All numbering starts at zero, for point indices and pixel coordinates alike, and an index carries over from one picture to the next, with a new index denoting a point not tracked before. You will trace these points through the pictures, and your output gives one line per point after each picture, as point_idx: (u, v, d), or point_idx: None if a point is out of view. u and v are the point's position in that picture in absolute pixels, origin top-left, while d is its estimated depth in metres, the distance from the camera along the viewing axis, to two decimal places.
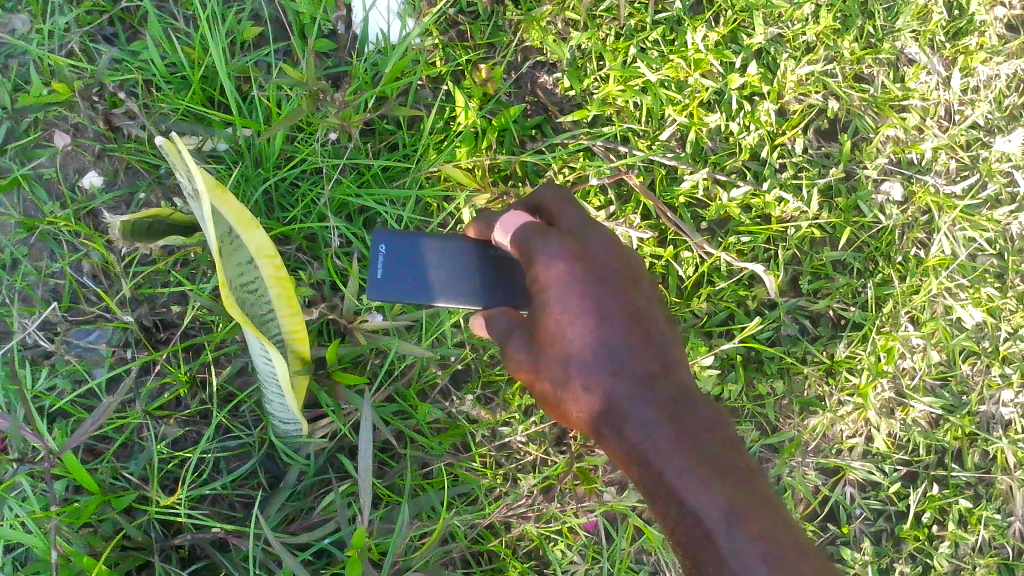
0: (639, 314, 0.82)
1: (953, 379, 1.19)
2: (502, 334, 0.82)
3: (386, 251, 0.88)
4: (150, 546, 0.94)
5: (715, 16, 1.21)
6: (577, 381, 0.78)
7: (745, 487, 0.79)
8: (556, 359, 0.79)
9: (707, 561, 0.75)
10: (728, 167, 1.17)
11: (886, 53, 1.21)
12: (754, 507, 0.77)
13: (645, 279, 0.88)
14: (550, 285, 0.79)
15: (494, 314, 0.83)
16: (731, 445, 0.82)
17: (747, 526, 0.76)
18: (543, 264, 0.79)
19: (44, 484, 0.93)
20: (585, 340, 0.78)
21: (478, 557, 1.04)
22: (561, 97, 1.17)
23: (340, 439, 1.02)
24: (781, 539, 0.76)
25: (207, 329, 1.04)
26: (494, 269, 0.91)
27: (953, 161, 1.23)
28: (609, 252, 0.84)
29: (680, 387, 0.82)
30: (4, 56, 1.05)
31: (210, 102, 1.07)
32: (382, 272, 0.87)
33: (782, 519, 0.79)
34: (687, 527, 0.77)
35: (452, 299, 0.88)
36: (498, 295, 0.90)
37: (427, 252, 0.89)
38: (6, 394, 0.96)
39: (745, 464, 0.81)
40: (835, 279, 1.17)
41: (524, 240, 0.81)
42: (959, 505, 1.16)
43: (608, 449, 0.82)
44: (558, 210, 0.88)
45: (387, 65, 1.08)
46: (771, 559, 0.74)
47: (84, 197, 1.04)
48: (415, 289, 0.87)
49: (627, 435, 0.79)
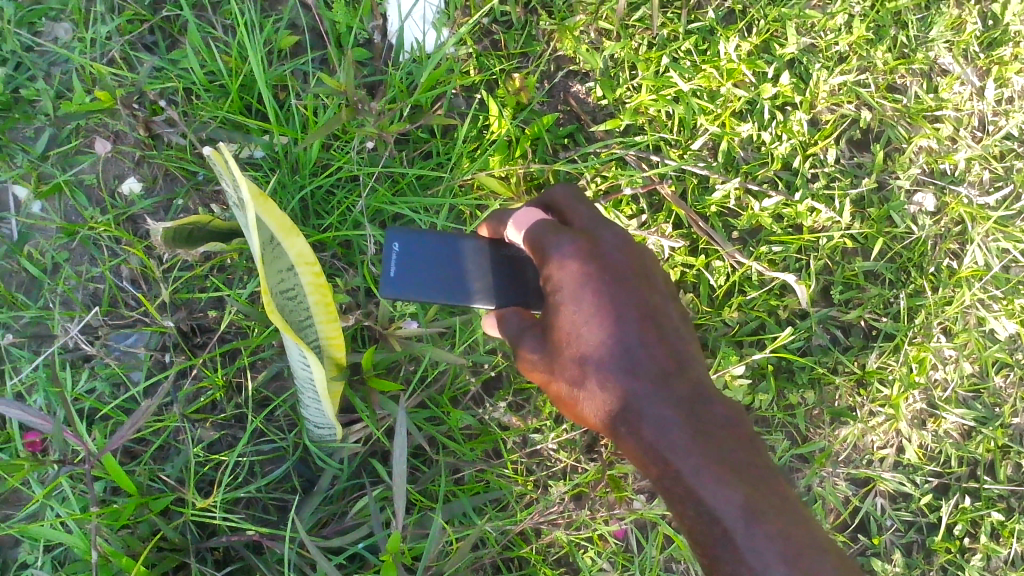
0: (653, 313, 0.82)
1: (986, 391, 1.19)
2: (516, 334, 0.83)
3: (399, 249, 0.88)
4: (186, 548, 0.95)
5: (748, 26, 1.21)
6: (592, 380, 0.79)
7: (762, 484, 0.79)
8: (571, 359, 0.79)
9: (725, 560, 0.76)
10: (760, 176, 1.17)
11: (920, 64, 1.21)
12: (772, 505, 0.78)
13: (660, 275, 0.87)
14: (564, 285, 0.79)
15: (506, 313, 0.85)
16: (749, 442, 0.82)
17: (764, 525, 0.76)
18: (557, 263, 0.80)
19: (83, 485, 0.94)
20: (599, 339, 0.79)
21: (509, 563, 1.05)
22: (594, 106, 1.18)
23: (374, 444, 1.03)
24: (799, 537, 0.77)
25: (243, 334, 1.05)
26: (507, 268, 0.91)
27: (986, 172, 1.22)
28: (623, 249, 0.84)
29: (696, 385, 0.82)
30: (47, 64, 1.07)
31: (248, 109, 1.09)
32: (395, 271, 0.88)
33: (800, 516, 0.79)
34: (704, 526, 0.78)
35: (465, 298, 0.89)
36: (511, 293, 0.90)
37: (439, 250, 0.90)
38: (47, 395, 0.99)
39: (762, 461, 0.82)
40: (867, 290, 1.17)
41: (539, 238, 0.82)
42: (991, 518, 1.15)
43: (625, 447, 0.82)
44: (571, 208, 0.88)
45: (422, 73, 1.09)
46: (788, 558, 0.75)
47: (124, 204, 1.05)
48: (427, 288, 0.88)
49: (642, 434, 0.80)
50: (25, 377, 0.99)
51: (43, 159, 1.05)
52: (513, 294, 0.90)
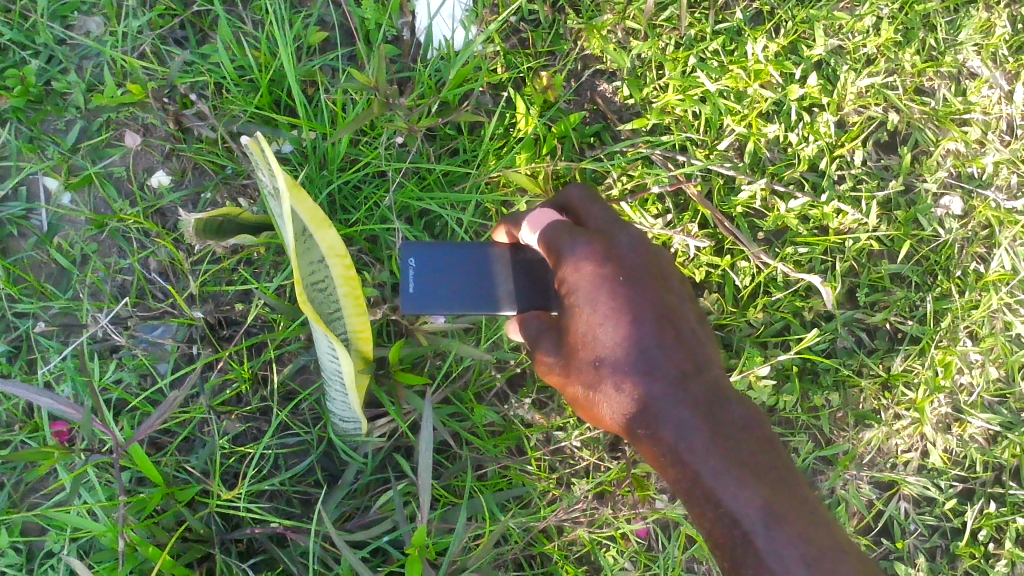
0: (670, 313, 0.82)
1: (1012, 396, 1.18)
2: (535, 336, 0.85)
3: (415, 265, 0.90)
4: (211, 539, 0.96)
5: (776, 27, 1.21)
6: (609, 382, 0.78)
7: (782, 487, 0.79)
8: (588, 362, 0.79)
9: (746, 563, 0.76)
10: (786, 177, 1.17)
11: (948, 66, 1.20)
12: (792, 508, 0.78)
13: (675, 276, 0.87)
14: (580, 286, 0.79)
15: (527, 317, 0.86)
16: (768, 444, 0.82)
17: (785, 528, 0.76)
18: (572, 265, 0.80)
19: (111, 475, 0.95)
20: (616, 341, 0.78)
21: (531, 560, 1.05)
22: (620, 105, 1.18)
23: (398, 439, 1.03)
24: (820, 540, 0.76)
25: (268, 327, 1.06)
26: (526, 272, 0.91)
27: (1014, 176, 1.21)
28: (639, 250, 0.84)
29: (714, 386, 0.82)
30: (79, 58, 1.08)
31: (277, 104, 1.09)
32: (414, 286, 0.89)
33: (821, 518, 0.79)
34: (724, 529, 0.78)
35: (488, 304, 0.90)
36: (533, 296, 0.90)
37: (457, 262, 0.91)
38: (75, 385, 1.00)
39: (781, 462, 0.82)
40: (893, 293, 1.17)
41: (553, 239, 0.83)
42: (1016, 524, 1.14)
43: (643, 450, 0.82)
44: (586, 209, 0.88)
45: (450, 70, 1.09)
46: (809, 561, 0.75)
47: (153, 196, 1.06)
48: (447, 300, 0.89)
49: (661, 436, 0.79)
50: (54, 367, 1.00)
51: (74, 151, 1.06)
52: (534, 298, 0.90)
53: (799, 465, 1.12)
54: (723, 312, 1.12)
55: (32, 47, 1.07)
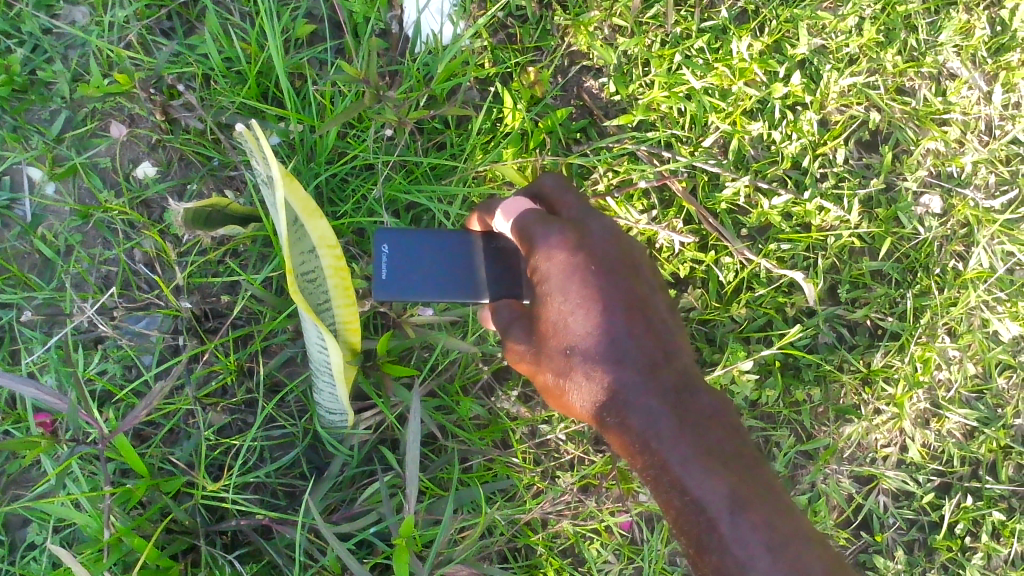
0: (641, 303, 0.83)
1: (989, 392, 1.20)
2: (505, 324, 0.84)
3: (388, 251, 0.89)
4: (196, 531, 0.96)
5: (760, 25, 1.22)
6: (580, 370, 0.79)
7: (748, 475, 0.80)
8: (558, 350, 0.80)
9: (710, 549, 0.77)
10: (770, 175, 1.18)
11: (929, 67, 1.22)
12: (758, 496, 0.79)
13: (647, 266, 0.88)
14: (552, 275, 0.80)
15: (498, 305, 0.85)
16: (735, 432, 0.83)
17: (751, 515, 0.77)
18: (544, 253, 0.80)
19: (95, 466, 0.94)
20: (588, 329, 0.79)
21: (515, 552, 1.05)
22: (607, 102, 1.18)
23: (384, 431, 1.03)
24: (784, 528, 0.78)
25: (255, 319, 1.06)
26: (498, 260, 0.91)
27: (992, 176, 1.23)
28: (611, 240, 0.84)
29: (682, 375, 0.83)
30: (64, 47, 1.07)
31: (265, 96, 1.09)
32: (386, 272, 0.88)
33: (785, 505, 0.80)
34: (690, 515, 0.79)
35: (459, 292, 0.89)
36: (505, 282, 0.90)
37: (429, 250, 0.90)
38: (59, 376, 0.99)
39: (748, 451, 0.83)
40: (873, 289, 1.18)
41: (525, 228, 0.83)
42: (992, 517, 1.16)
43: (612, 438, 0.83)
44: (558, 197, 0.88)
45: (438, 65, 1.10)
46: (773, 549, 0.76)
47: (138, 187, 1.05)
48: (422, 286, 0.88)
49: (629, 423, 0.81)
50: (37, 358, 0.99)
51: (58, 142, 1.05)
52: (507, 283, 0.90)
53: (780, 460, 1.14)
54: (707, 307, 1.13)
55: (17, 36, 1.07)
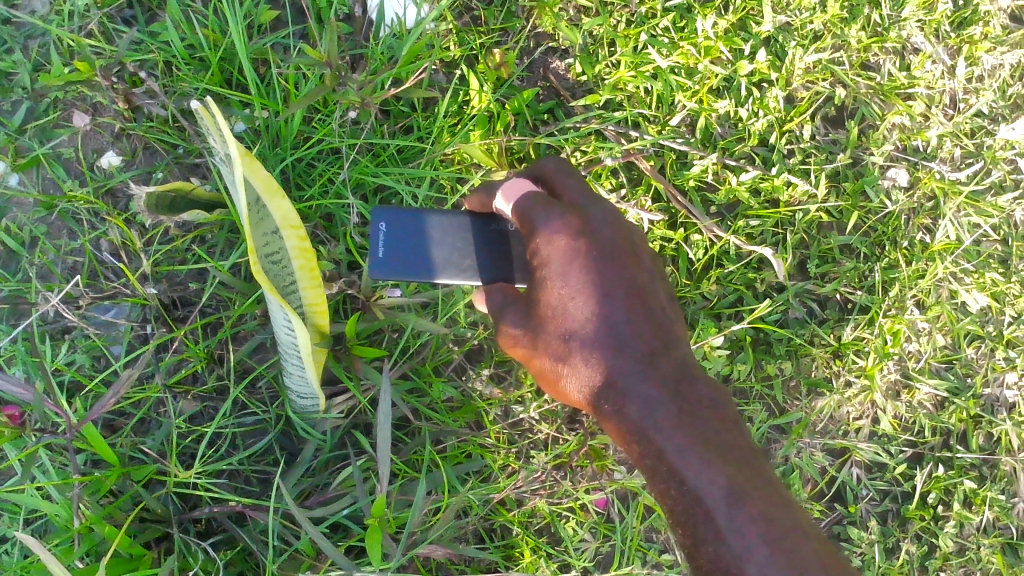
0: (641, 290, 0.83)
1: (959, 362, 1.21)
2: (499, 308, 0.84)
3: (386, 229, 0.89)
4: (169, 519, 0.95)
5: (725, 3, 1.22)
6: (578, 356, 0.80)
7: (745, 468, 0.80)
8: (556, 335, 0.80)
9: (706, 540, 0.77)
10: (737, 152, 1.18)
11: (893, 42, 1.22)
12: (755, 489, 0.79)
13: (648, 255, 0.88)
14: (553, 258, 0.80)
15: (492, 288, 0.86)
16: (733, 424, 0.83)
17: (747, 507, 0.77)
18: (545, 237, 0.81)
19: (64, 457, 0.94)
20: (586, 315, 0.80)
21: (491, 532, 1.06)
22: (573, 82, 1.18)
23: (356, 415, 1.03)
24: (781, 521, 0.77)
25: (224, 306, 1.05)
26: (488, 243, 0.91)
27: (957, 149, 1.24)
28: (614, 226, 0.85)
29: (681, 365, 0.83)
30: (24, 37, 1.06)
31: (229, 82, 1.09)
32: (383, 249, 0.88)
33: (782, 498, 0.80)
34: (686, 505, 0.79)
35: (452, 275, 0.89)
36: (495, 268, 0.91)
37: (424, 230, 0.90)
38: (27, 368, 0.98)
39: (746, 443, 0.83)
40: (841, 263, 1.19)
41: (526, 211, 0.83)
42: (964, 486, 1.17)
43: (609, 425, 0.83)
44: (561, 180, 0.89)
45: (402, 48, 1.09)
46: (770, 542, 0.76)
47: (103, 176, 1.05)
48: (416, 266, 0.88)
49: (626, 411, 0.81)
50: (4, 350, 0.98)
51: (21, 132, 1.04)
52: (498, 269, 0.91)
53: (754, 434, 1.14)
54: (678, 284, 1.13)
55: None
